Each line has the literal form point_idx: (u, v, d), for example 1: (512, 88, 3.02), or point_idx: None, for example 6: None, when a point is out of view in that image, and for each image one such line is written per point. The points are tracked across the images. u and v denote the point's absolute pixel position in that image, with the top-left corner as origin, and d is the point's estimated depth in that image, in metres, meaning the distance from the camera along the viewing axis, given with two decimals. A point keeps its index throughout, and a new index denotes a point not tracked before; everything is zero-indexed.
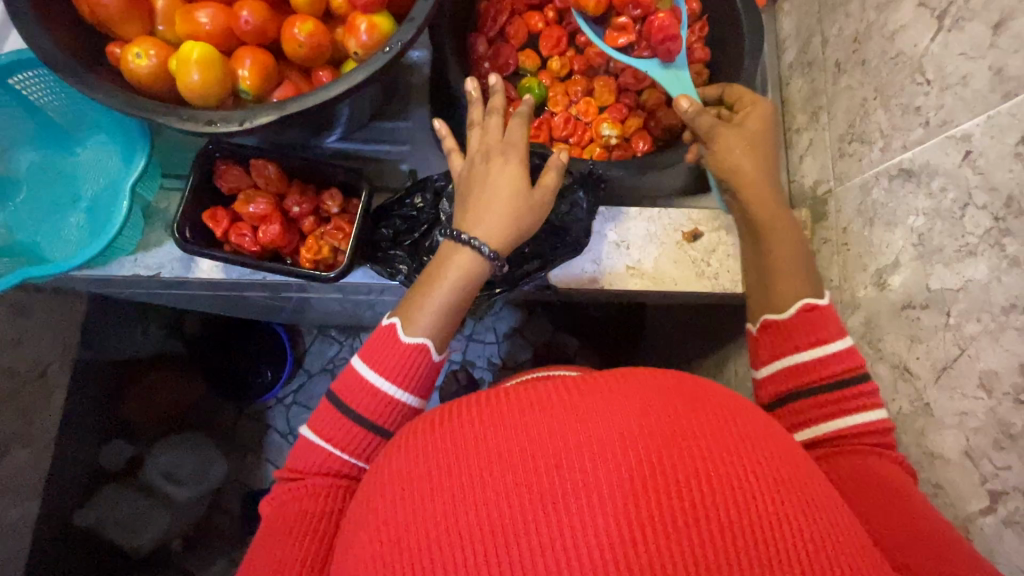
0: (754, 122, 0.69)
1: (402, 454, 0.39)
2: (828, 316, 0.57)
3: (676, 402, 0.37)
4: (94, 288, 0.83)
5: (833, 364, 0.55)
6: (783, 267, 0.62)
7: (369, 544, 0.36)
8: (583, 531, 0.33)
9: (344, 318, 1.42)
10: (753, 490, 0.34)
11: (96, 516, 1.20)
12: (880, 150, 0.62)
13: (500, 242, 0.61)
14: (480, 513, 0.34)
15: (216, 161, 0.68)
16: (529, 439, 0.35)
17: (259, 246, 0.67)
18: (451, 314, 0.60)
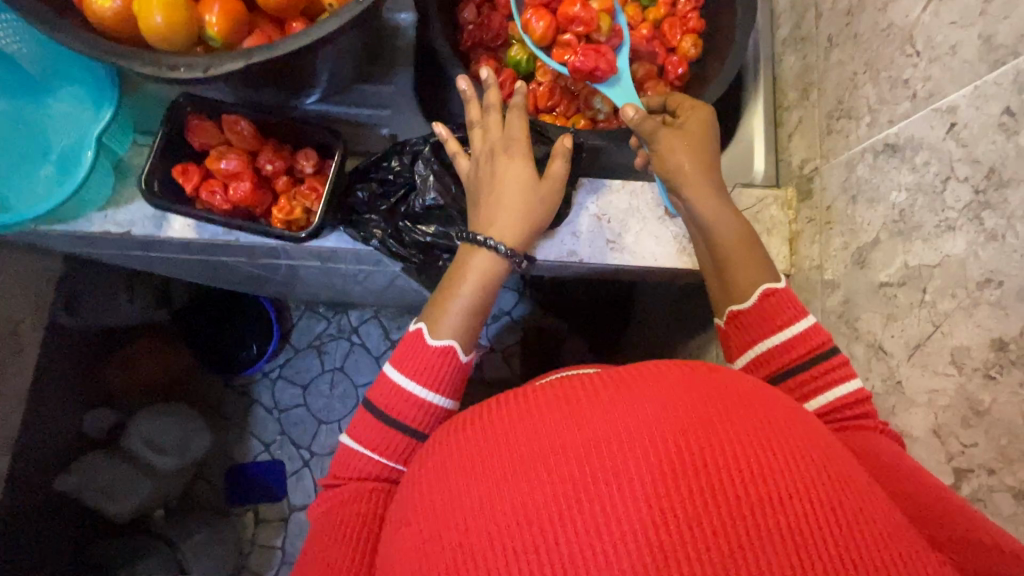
0: (695, 125, 0.67)
1: (440, 454, 0.41)
2: (788, 299, 0.58)
3: (703, 394, 0.38)
4: (69, 246, 0.82)
5: (796, 347, 0.55)
6: (737, 257, 0.62)
7: (412, 540, 0.38)
8: (619, 516, 0.33)
9: (330, 295, 1.42)
10: (784, 474, 0.34)
11: (76, 482, 1.17)
12: (867, 126, 0.61)
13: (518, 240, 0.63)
14: (514, 501, 0.35)
15: (186, 115, 0.66)
16: (556, 427, 0.37)
17: (230, 204, 0.66)
18: (478, 313, 0.61)
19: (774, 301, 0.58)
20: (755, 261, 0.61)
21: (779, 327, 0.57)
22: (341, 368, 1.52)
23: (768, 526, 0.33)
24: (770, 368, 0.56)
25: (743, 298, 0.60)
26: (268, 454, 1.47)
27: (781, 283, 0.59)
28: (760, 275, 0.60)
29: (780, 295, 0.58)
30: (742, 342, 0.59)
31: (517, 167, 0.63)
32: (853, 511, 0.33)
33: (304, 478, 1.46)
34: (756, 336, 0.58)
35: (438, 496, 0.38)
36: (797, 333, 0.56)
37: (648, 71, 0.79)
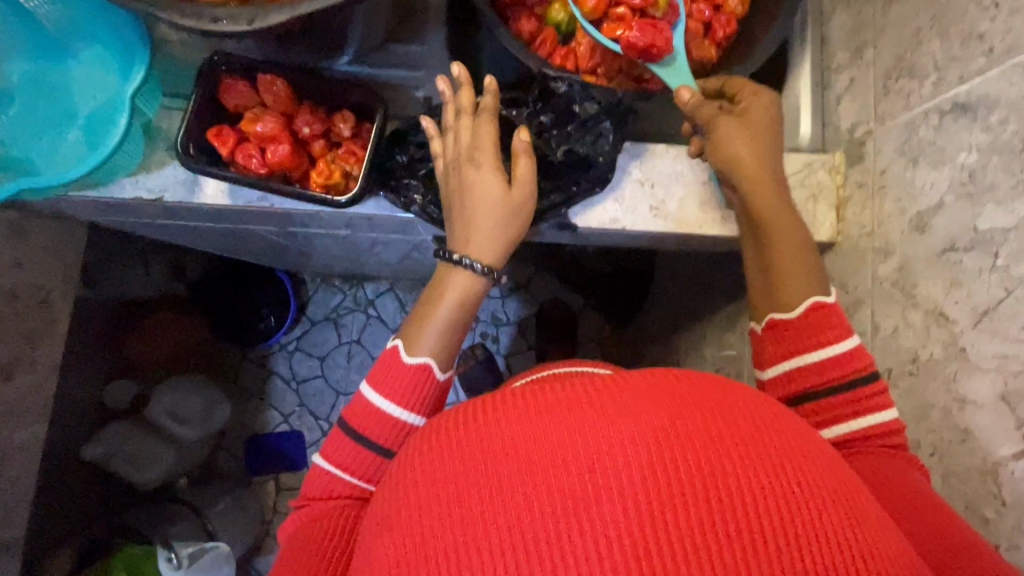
0: (756, 114, 0.65)
1: (430, 446, 0.41)
2: (836, 316, 0.57)
3: (685, 407, 0.38)
4: (94, 216, 0.81)
5: (847, 362, 0.55)
6: (784, 260, 0.61)
7: (417, 525, 0.37)
8: (610, 534, 0.34)
9: (347, 267, 1.41)
10: (774, 493, 0.35)
11: (105, 449, 1.20)
12: (932, 84, 0.58)
13: (492, 257, 0.60)
14: (508, 513, 0.35)
15: (220, 75, 0.64)
16: (550, 439, 0.37)
17: (267, 167, 0.64)
18: (456, 332, 0.60)
19: (823, 316, 0.57)
20: (804, 275, 0.60)
21: (828, 343, 0.56)
22: (358, 341, 1.52)
23: (756, 547, 0.34)
24: (814, 381, 0.56)
25: (788, 309, 0.59)
26: (287, 424, 1.48)
27: (831, 300, 0.58)
28: (809, 287, 0.59)
29: (830, 312, 0.57)
30: (784, 351, 0.58)
31: (486, 177, 0.60)
32: (832, 525, 0.35)
33: None
34: (803, 347, 0.57)
35: (432, 492, 0.38)
36: (846, 351, 0.55)
37: (697, 27, 0.74)
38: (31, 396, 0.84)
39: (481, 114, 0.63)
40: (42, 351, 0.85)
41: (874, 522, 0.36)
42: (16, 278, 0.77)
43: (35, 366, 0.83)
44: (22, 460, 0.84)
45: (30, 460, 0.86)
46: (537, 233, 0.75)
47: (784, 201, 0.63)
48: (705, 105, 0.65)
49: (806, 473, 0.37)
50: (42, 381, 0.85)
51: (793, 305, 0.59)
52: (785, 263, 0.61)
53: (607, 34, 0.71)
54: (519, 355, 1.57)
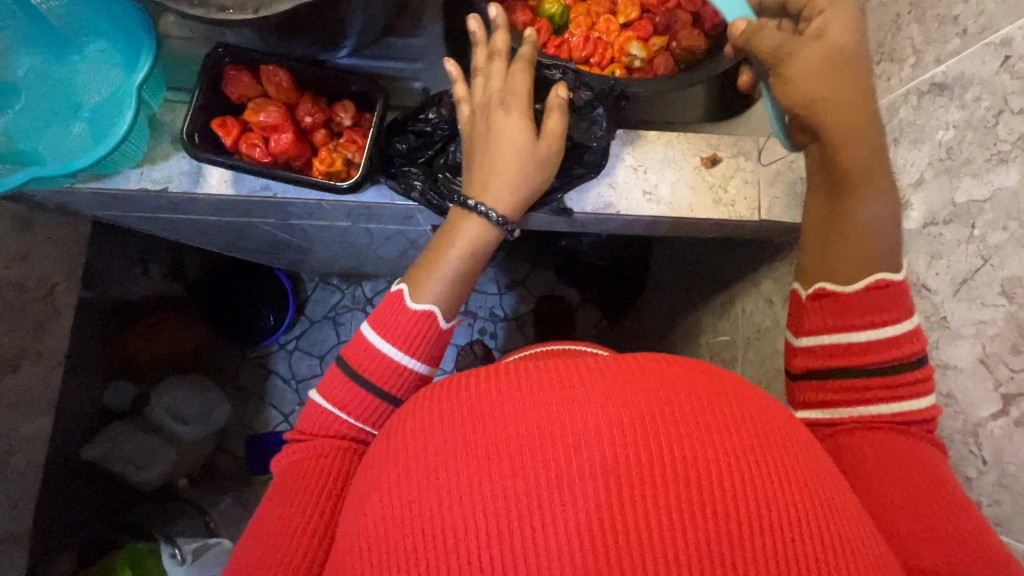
0: (836, 36, 0.55)
1: (418, 421, 0.43)
2: (899, 296, 0.53)
3: (653, 383, 0.41)
4: (97, 209, 0.82)
5: (899, 347, 0.52)
6: (859, 223, 0.55)
7: (416, 486, 0.39)
8: (580, 498, 0.36)
9: (344, 265, 1.43)
10: (735, 459, 0.38)
11: (102, 452, 1.20)
12: (911, 67, 0.61)
13: (510, 210, 0.62)
14: (486, 480, 0.38)
15: (225, 66, 0.66)
16: (524, 413, 0.39)
17: (271, 156, 0.66)
18: (465, 280, 0.61)
19: (887, 295, 0.53)
20: (879, 242, 0.55)
21: (881, 324, 0.53)
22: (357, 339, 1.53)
23: (717, 507, 0.36)
24: (853, 360, 0.53)
25: (848, 281, 0.55)
26: (287, 423, 1.49)
27: (900, 277, 0.54)
28: (876, 261, 0.54)
29: (895, 290, 0.53)
30: (828, 324, 0.55)
31: (513, 123, 0.61)
32: (789, 487, 0.37)
33: None
34: (852, 325, 0.53)
35: (425, 458, 0.40)
36: (903, 334, 0.52)
37: (684, 17, 0.76)
38: (36, 388, 0.85)
39: (518, 63, 0.64)
40: (47, 344, 0.86)
41: (828, 485, 0.39)
42: (22, 272, 0.78)
43: (40, 359, 0.84)
44: (29, 452, 0.85)
45: (36, 452, 0.87)
46: (530, 220, 0.77)
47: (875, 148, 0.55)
48: (768, 32, 0.59)
49: (765, 441, 0.39)
50: (47, 374, 0.86)
51: (853, 279, 0.54)
52: (867, 224, 0.55)
53: None
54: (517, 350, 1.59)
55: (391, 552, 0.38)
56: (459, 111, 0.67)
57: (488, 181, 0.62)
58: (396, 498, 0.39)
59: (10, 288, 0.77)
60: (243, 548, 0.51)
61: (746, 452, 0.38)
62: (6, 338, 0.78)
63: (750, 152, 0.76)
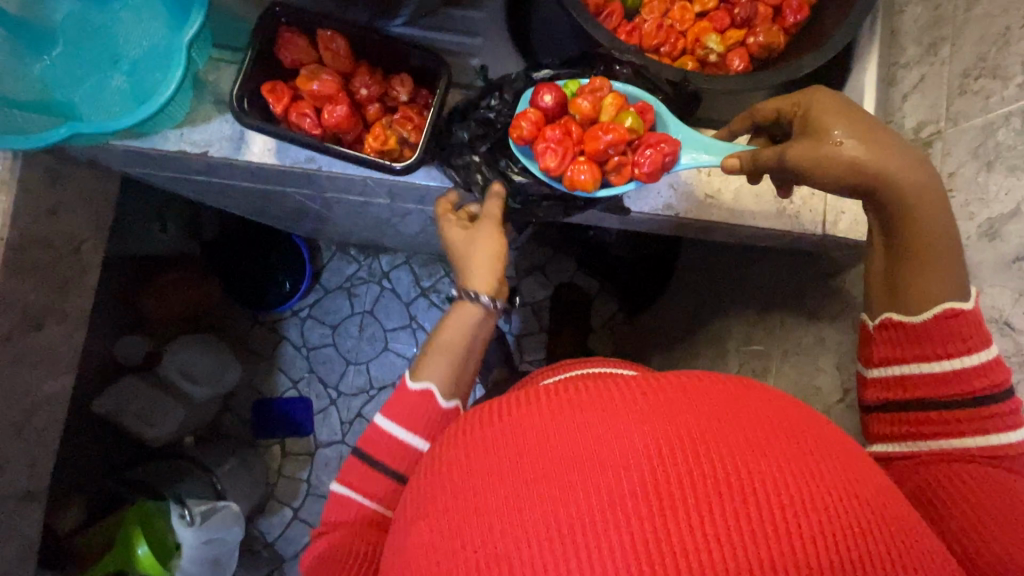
0: (835, 117, 0.52)
1: (479, 434, 0.40)
2: (973, 326, 0.50)
3: (734, 412, 0.38)
4: (127, 166, 0.78)
5: (971, 380, 0.49)
6: (930, 263, 0.51)
7: (479, 508, 0.37)
8: (647, 531, 0.33)
9: (365, 237, 1.39)
10: (826, 504, 0.34)
11: (115, 404, 1.20)
12: (1018, 86, 0.56)
13: (484, 287, 0.59)
14: (553, 501, 0.35)
15: (280, 27, 0.63)
16: (595, 438, 0.36)
17: (322, 128, 0.62)
18: (461, 357, 0.58)
19: (959, 328, 0.50)
20: (948, 274, 0.51)
21: (952, 355, 0.50)
22: (372, 312, 1.51)
23: (799, 552, 0.33)
24: (924, 394, 0.51)
25: (915, 311, 0.52)
26: (296, 390, 1.48)
27: (969, 307, 0.50)
28: (948, 288, 0.51)
29: (966, 320, 0.50)
30: (895, 354, 0.53)
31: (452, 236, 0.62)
32: (881, 540, 0.34)
33: (331, 415, 1.47)
34: (918, 354, 0.52)
35: (487, 478, 0.37)
36: (976, 365, 0.49)
37: (764, 11, 0.72)
38: (59, 347, 0.82)
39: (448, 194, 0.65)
40: (72, 302, 0.83)
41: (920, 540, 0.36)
42: (52, 227, 0.75)
43: (65, 317, 0.82)
44: (50, 410, 0.84)
45: (57, 411, 0.86)
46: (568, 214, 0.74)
47: (932, 189, 0.51)
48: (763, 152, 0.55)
49: (860, 491, 0.35)
50: (70, 334, 0.84)
51: (920, 308, 0.52)
52: (930, 258, 0.52)
53: (625, 180, 0.61)
54: (531, 336, 1.57)
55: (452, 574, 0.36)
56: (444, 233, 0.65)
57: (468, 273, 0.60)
58: (460, 514, 0.37)
59: (40, 243, 0.73)
60: None
61: (837, 498, 0.34)
62: (34, 294, 0.75)
63: None
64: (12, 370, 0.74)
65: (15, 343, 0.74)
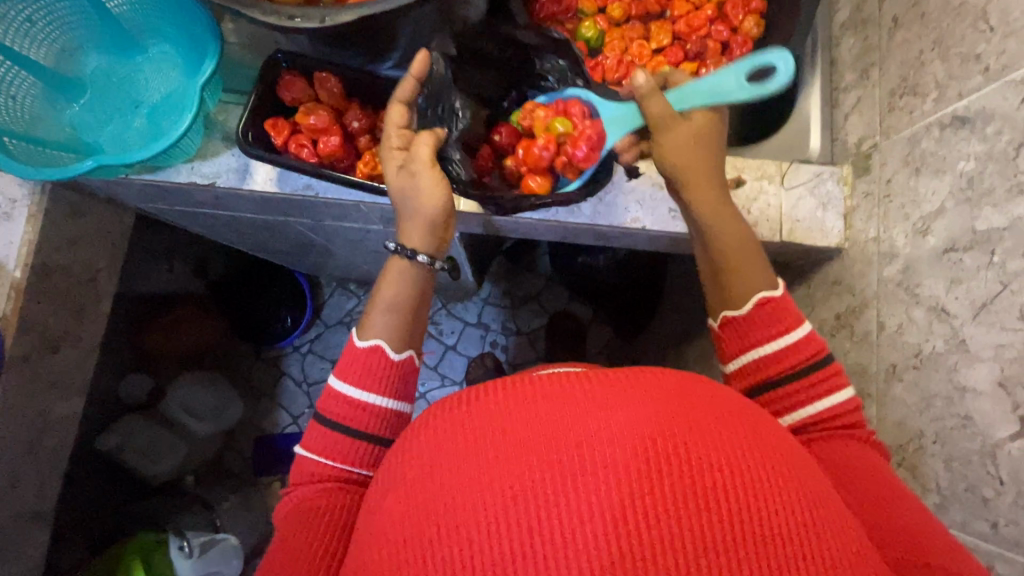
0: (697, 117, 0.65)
1: (448, 417, 0.44)
2: (787, 307, 0.59)
3: (670, 397, 0.42)
4: (140, 200, 0.86)
5: (795, 354, 0.57)
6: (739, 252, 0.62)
7: (442, 479, 0.40)
8: (597, 511, 0.36)
9: (362, 272, 1.45)
10: (748, 473, 0.38)
11: (118, 441, 1.24)
12: (934, 100, 0.63)
13: (418, 244, 0.65)
14: (506, 473, 0.38)
15: (281, 71, 0.72)
16: (545, 420, 0.40)
17: (317, 157, 0.72)
18: (404, 314, 0.64)
19: (772, 310, 0.58)
20: (756, 264, 0.61)
21: (777, 336, 0.57)
22: None
23: (722, 512, 0.36)
24: (769, 371, 0.57)
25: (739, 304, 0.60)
26: (296, 425, 1.50)
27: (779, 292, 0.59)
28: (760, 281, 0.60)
29: (775, 305, 0.58)
30: (738, 346, 0.60)
31: (392, 175, 0.66)
32: (811, 521, 0.37)
33: None
34: (753, 341, 0.58)
35: (451, 453, 0.41)
36: (791, 343, 0.57)
37: (714, 45, 0.81)
38: (71, 371, 0.88)
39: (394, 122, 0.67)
40: (85, 330, 0.89)
41: (846, 526, 0.39)
42: (71, 258, 0.81)
43: (78, 343, 0.87)
44: (60, 432, 0.88)
45: (68, 432, 0.90)
46: (542, 227, 0.80)
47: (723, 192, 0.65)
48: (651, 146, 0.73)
49: (779, 466, 0.40)
50: (81, 358, 0.89)
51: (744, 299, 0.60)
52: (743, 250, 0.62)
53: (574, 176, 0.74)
54: (527, 364, 1.61)
55: (419, 537, 0.39)
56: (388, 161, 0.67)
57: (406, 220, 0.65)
58: (429, 483, 0.41)
59: (59, 272, 0.80)
60: (274, 554, 0.54)
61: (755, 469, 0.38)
62: (53, 320, 0.81)
63: (774, 176, 0.77)
64: (30, 391, 0.79)
65: (34, 366, 0.79)
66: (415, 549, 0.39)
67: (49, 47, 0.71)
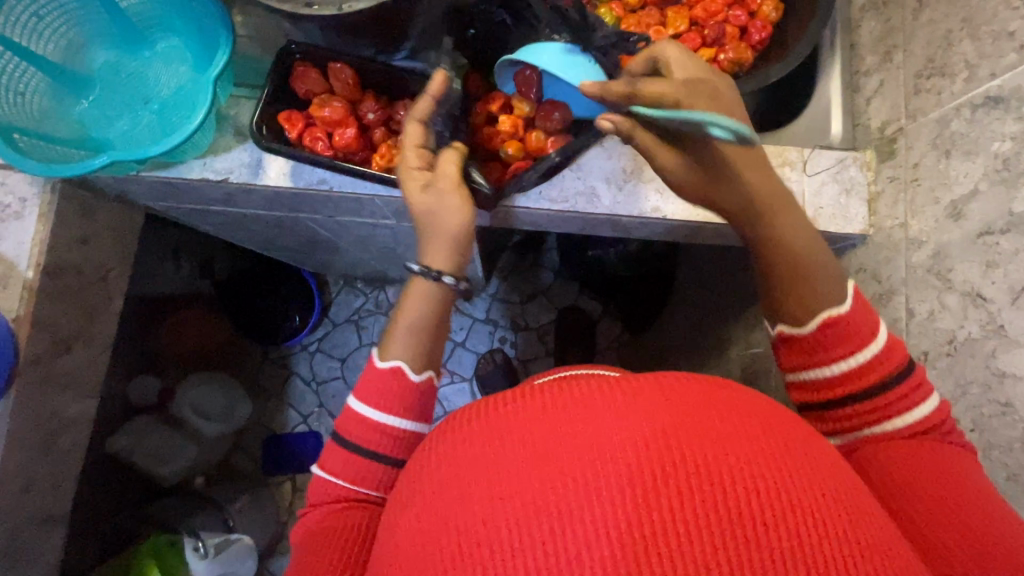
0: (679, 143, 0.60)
1: (472, 418, 0.44)
2: (856, 325, 0.56)
3: (694, 394, 0.41)
4: (150, 198, 0.84)
5: (869, 373, 0.55)
6: (809, 268, 0.59)
7: (471, 479, 0.39)
8: (626, 508, 0.36)
9: (371, 269, 1.44)
10: (778, 471, 0.37)
11: (128, 442, 1.23)
12: (963, 81, 0.62)
13: (445, 265, 0.63)
14: (538, 471, 0.38)
15: (294, 63, 0.71)
16: (566, 416, 0.40)
17: (333, 149, 0.70)
18: (425, 334, 0.62)
19: (840, 328, 0.56)
20: (825, 281, 0.58)
21: (849, 355, 0.56)
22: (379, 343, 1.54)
23: (754, 510, 0.36)
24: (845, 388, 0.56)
25: (800, 323, 0.59)
26: (306, 424, 1.50)
27: (845, 309, 0.57)
28: (827, 297, 0.58)
29: (847, 324, 0.56)
30: (804, 360, 0.59)
31: (417, 197, 0.63)
32: (846, 517, 0.37)
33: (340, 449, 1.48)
34: (824, 358, 0.57)
35: (477, 455, 0.40)
36: (864, 362, 0.55)
37: (731, 31, 0.79)
38: (82, 373, 0.86)
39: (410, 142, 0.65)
40: (97, 330, 0.88)
41: (881, 525, 0.38)
42: (82, 257, 0.80)
43: (89, 343, 0.86)
44: (73, 433, 0.87)
45: (80, 433, 0.89)
46: (559, 220, 0.79)
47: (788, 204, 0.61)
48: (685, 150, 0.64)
49: (808, 462, 0.39)
50: (93, 359, 0.88)
51: (807, 316, 0.58)
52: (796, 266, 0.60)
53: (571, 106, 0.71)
54: (536, 360, 1.60)
55: (454, 535, 0.38)
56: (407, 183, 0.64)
57: (430, 244, 0.63)
58: (461, 476, 0.40)
59: (71, 270, 0.78)
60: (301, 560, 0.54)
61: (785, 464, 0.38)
62: (64, 320, 0.80)
63: (795, 162, 0.76)
64: (44, 392, 0.78)
65: (46, 366, 0.78)
66: (448, 551, 0.37)
67: (56, 42, 0.70)
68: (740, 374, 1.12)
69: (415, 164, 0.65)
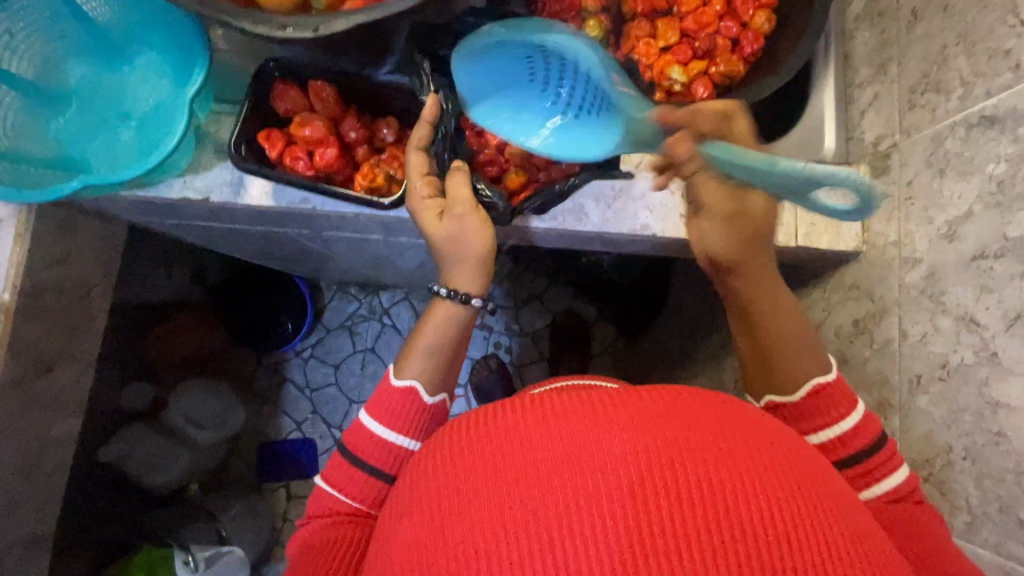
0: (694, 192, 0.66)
1: (456, 440, 0.42)
2: (840, 394, 0.61)
3: (688, 414, 0.39)
4: (133, 214, 0.83)
5: (850, 442, 0.59)
6: (798, 345, 0.65)
7: (451, 510, 0.38)
8: (611, 541, 0.34)
9: (363, 276, 1.42)
10: (773, 498, 0.35)
11: (119, 452, 1.22)
12: (959, 98, 0.60)
13: (470, 286, 0.66)
14: (518, 501, 0.36)
15: (274, 80, 0.69)
16: (552, 440, 0.38)
17: (314, 168, 0.68)
18: (441, 358, 0.65)
19: (823, 399, 0.61)
20: (807, 353, 0.64)
21: (832, 422, 0.60)
22: (373, 349, 1.53)
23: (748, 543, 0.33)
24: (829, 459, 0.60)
25: (789, 393, 0.63)
26: (300, 431, 1.49)
27: (831, 377, 0.62)
28: (813, 367, 0.63)
29: (831, 392, 0.61)
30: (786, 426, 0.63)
31: (435, 229, 0.65)
32: (846, 548, 0.34)
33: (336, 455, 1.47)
34: (806, 427, 0.61)
35: (459, 483, 0.39)
36: (846, 430, 0.59)
37: (722, 42, 0.78)
38: (67, 389, 0.85)
39: (416, 174, 0.67)
40: (81, 346, 0.87)
41: (885, 555, 0.36)
42: (63, 275, 0.79)
43: (74, 359, 0.85)
44: (58, 452, 0.86)
45: (65, 453, 0.88)
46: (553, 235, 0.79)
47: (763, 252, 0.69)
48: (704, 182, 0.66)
49: (808, 489, 0.37)
50: (77, 376, 0.87)
51: (793, 389, 0.63)
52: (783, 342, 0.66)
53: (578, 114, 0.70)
54: (530, 365, 1.59)
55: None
56: (422, 214, 0.66)
57: (453, 267, 0.67)
58: (439, 511, 0.38)
59: (52, 289, 0.77)
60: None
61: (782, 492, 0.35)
62: (47, 338, 0.78)
63: None
64: (27, 411, 0.78)
65: (29, 385, 0.77)
66: None
67: (31, 58, 0.68)
68: (733, 383, 1.11)
69: (426, 193, 0.67)
